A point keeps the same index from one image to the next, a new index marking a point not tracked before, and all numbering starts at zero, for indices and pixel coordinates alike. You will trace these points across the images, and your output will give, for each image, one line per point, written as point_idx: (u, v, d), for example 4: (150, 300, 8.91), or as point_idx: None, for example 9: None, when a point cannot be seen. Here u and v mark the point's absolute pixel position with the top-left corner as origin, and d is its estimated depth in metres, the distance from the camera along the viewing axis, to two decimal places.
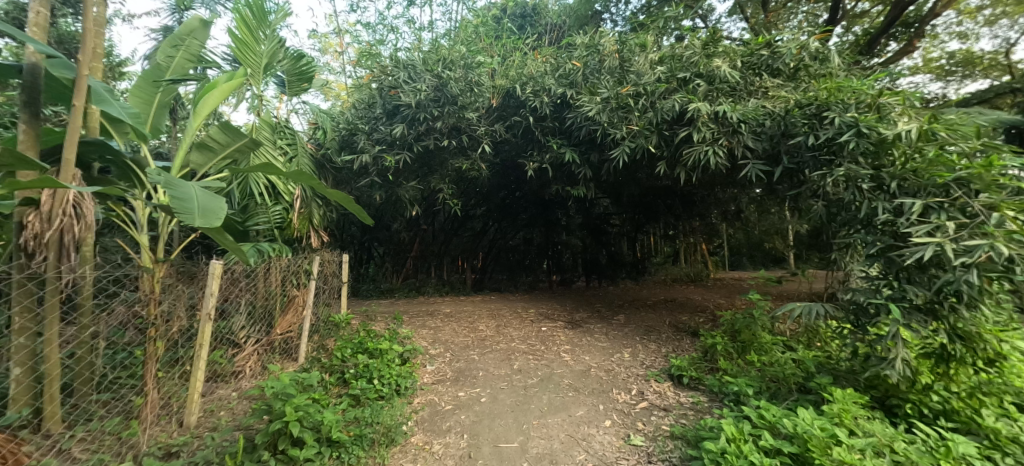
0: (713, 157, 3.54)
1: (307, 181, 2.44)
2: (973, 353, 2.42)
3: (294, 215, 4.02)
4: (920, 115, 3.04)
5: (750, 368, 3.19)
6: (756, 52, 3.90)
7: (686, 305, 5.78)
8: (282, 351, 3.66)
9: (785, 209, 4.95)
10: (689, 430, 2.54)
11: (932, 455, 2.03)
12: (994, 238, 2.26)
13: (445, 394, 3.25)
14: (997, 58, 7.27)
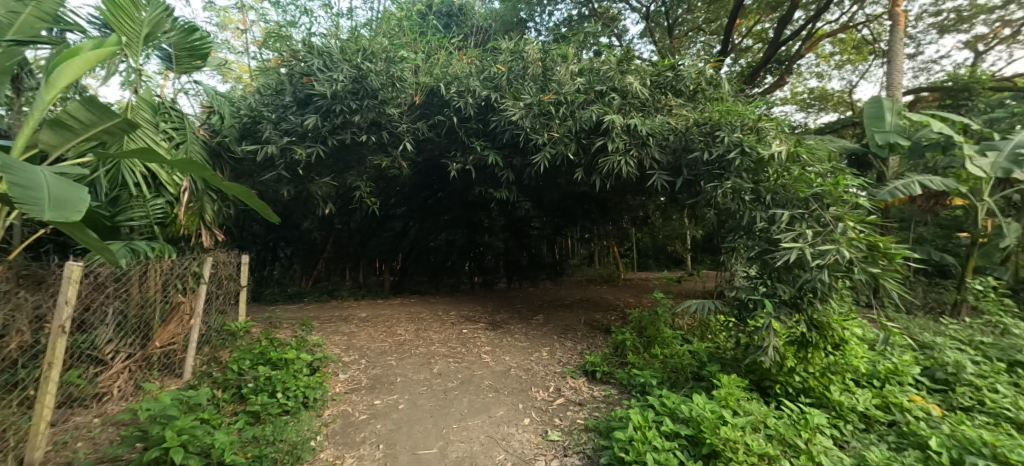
0: (624, 166, 3.92)
1: (198, 171, 2.12)
2: (825, 339, 2.90)
3: (181, 210, 3.51)
4: (787, 140, 3.61)
5: (653, 360, 3.50)
6: (663, 73, 4.32)
7: (594, 304, 6.14)
8: (163, 368, 3.18)
9: (686, 215, 5.49)
10: (601, 422, 2.69)
11: (795, 427, 2.42)
12: (840, 244, 2.79)
13: (359, 404, 3.09)
14: (844, 96, 8.90)
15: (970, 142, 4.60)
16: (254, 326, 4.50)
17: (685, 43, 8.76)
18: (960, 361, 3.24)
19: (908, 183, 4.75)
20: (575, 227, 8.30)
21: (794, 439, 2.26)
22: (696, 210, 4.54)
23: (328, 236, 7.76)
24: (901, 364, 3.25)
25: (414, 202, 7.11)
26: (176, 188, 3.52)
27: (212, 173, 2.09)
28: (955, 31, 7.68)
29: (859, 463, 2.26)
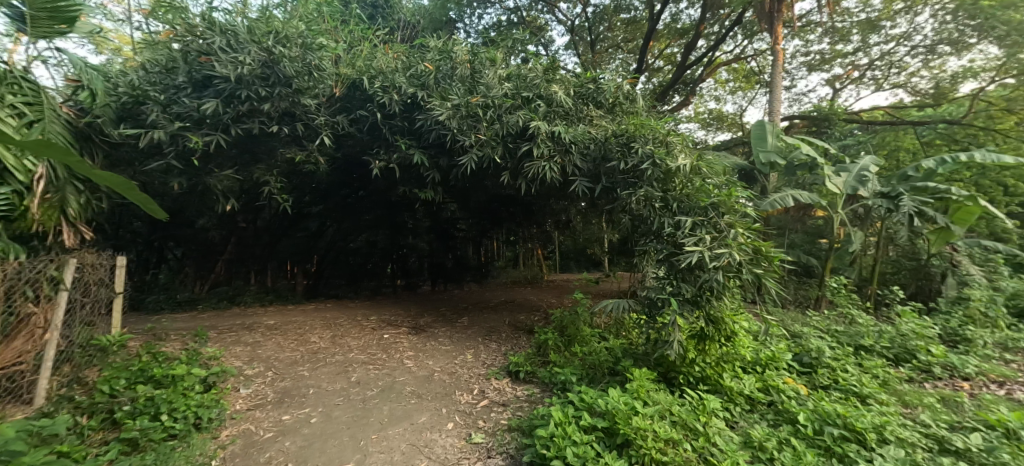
0: (547, 172, 4.04)
1: (61, 158, 1.73)
2: (720, 332, 3.27)
3: (34, 202, 2.95)
4: (692, 154, 4.02)
5: (573, 357, 3.69)
6: (585, 85, 4.60)
7: (516, 305, 6.33)
8: (5, 393, 2.65)
9: (604, 220, 5.92)
10: (523, 421, 2.75)
11: (695, 413, 2.69)
12: (732, 248, 3.20)
13: (265, 421, 2.85)
14: (737, 118, 10.12)
15: (828, 164, 5.52)
16: (133, 339, 3.95)
17: (606, 58, 9.36)
18: (821, 347, 3.86)
19: (784, 196, 5.60)
20: (498, 230, 8.44)
21: (694, 423, 2.52)
22: (613, 216, 4.82)
23: (229, 235, 7.23)
24: (778, 351, 3.77)
25: (330, 200, 6.69)
26: (28, 176, 2.97)
27: (78, 160, 1.71)
28: (820, 69, 9.10)
29: (744, 441, 2.60)
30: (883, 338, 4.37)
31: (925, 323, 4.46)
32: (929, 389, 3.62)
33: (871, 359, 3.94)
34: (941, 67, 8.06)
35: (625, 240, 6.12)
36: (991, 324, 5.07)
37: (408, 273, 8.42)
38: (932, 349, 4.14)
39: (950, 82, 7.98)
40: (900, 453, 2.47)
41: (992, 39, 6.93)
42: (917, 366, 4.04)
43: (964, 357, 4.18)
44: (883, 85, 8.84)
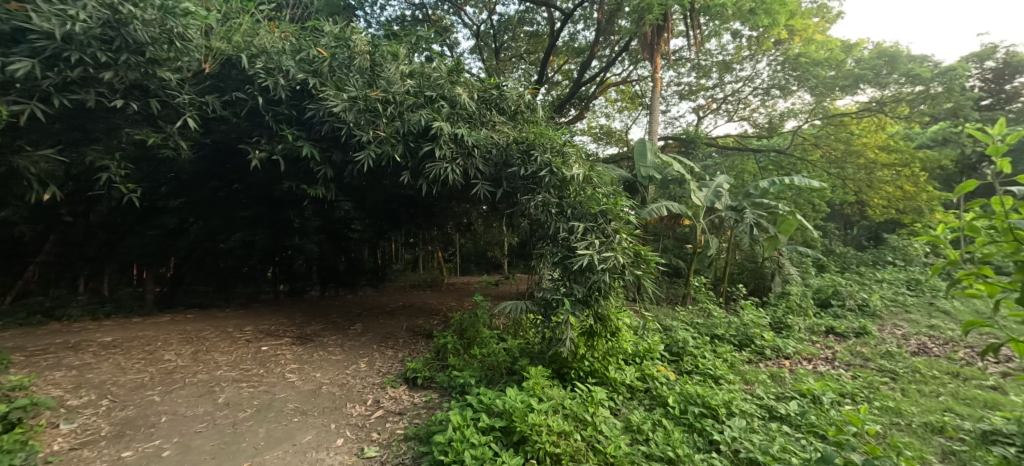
0: (450, 173, 4.34)
1: None
2: (606, 328, 3.68)
3: None
4: (584, 165, 4.50)
5: (472, 360, 4.03)
6: (488, 90, 5.00)
7: (418, 308, 7.09)
8: None
9: (504, 223, 6.39)
10: (420, 430, 2.99)
11: (585, 404, 3.05)
12: (616, 250, 3.65)
13: (101, 458, 2.73)
14: (623, 134, 11.64)
15: (694, 180, 6.93)
16: None
17: (510, 67, 10.41)
18: (685, 338, 4.61)
19: (659, 207, 6.85)
20: (399, 231, 8.65)
21: (583, 414, 2.90)
22: (512, 220, 5.23)
23: (46, 232, 6.30)
24: (653, 343, 4.36)
25: (193, 193, 6.36)
26: None
27: None
28: (689, 98, 10.73)
29: (625, 425, 3.00)
30: (731, 327, 5.56)
31: (759, 315, 5.77)
32: (760, 369, 4.48)
33: (722, 346, 4.90)
34: (772, 106, 10.05)
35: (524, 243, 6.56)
36: (802, 313, 6.56)
37: (293, 278, 8.41)
38: (764, 335, 5.35)
39: (777, 118, 9.98)
40: (742, 422, 3.05)
41: (807, 88, 9.13)
42: (754, 349, 5.17)
43: (786, 340, 5.48)
44: (733, 116, 10.64)
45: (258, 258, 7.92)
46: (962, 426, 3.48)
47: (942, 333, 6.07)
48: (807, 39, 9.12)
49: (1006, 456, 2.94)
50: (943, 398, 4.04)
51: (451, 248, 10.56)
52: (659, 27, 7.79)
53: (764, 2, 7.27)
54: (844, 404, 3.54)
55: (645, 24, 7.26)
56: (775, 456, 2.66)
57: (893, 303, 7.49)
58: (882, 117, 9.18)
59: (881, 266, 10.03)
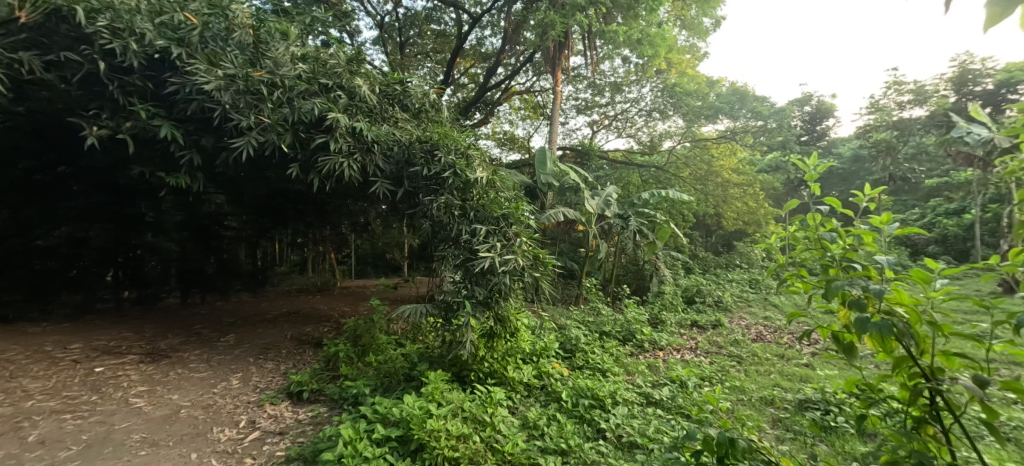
0: (348, 168, 4.51)
1: None
2: (505, 328, 4.60)
3: None
4: (488, 168, 5.17)
5: (368, 367, 4.51)
6: (392, 85, 5.27)
7: (304, 317, 7.12)
8: None
9: (405, 224, 6.41)
10: (306, 448, 3.17)
11: (484, 405, 3.79)
12: (515, 252, 4.53)
13: None
14: (525, 142, 12.17)
15: (588, 189, 7.79)
16: None
17: (415, 63, 10.33)
18: (578, 336, 5.71)
19: (557, 213, 7.57)
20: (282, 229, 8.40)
21: (482, 416, 3.56)
22: (412, 220, 5.56)
23: None
24: (549, 342, 5.41)
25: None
26: None
27: None
28: (585, 113, 11.61)
29: (524, 423, 3.74)
30: (618, 324, 6.56)
31: (639, 313, 6.94)
32: (640, 360, 5.60)
33: (609, 342, 5.95)
34: (653, 127, 11.33)
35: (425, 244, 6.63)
36: (673, 308, 7.89)
37: (143, 284, 7.57)
38: (643, 330, 6.36)
39: (657, 138, 11.31)
40: (625, 410, 3.98)
41: (680, 115, 10.65)
42: (636, 343, 6.12)
43: (661, 334, 6.51)
44: (622, 133, 11.70)
45: (93, 259, 6.91)
46: (785, 398, 4.37)
47: (773, 322, 7.48)
48: (681, 71, 10.67)
49: (813, 419, 3.79)
50: (773, 376, 5.00)
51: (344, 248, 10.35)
52: (560, 43, 8.40)
53: (648, 35, 8.36)
54: (702, 387, 4.61)
55: (549, 38, 7.86)
56: (650, 437, 3.56)
57: (739, 299, 9.07)
58: (733, 143, 11.02)
59: (731, 268, 12.04)
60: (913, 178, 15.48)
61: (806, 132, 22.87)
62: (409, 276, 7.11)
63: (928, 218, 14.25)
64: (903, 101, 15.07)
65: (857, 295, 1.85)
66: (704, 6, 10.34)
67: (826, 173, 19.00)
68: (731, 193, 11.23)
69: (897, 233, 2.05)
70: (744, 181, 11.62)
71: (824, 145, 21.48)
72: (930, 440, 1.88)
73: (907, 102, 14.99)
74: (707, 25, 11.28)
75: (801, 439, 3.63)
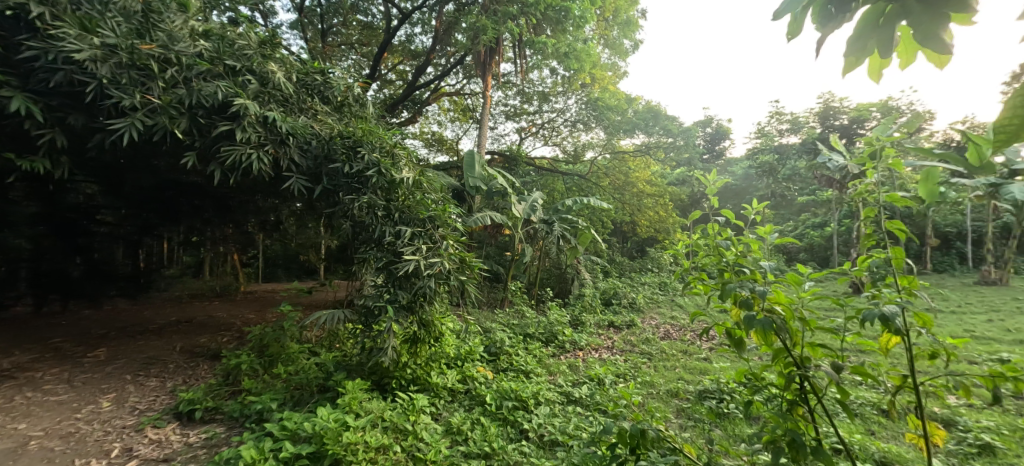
0: (257, 161, 4.14)
1: None
2: (429, 333, 4.50)
3: None
4: (414, 168, 5.05)
5: (276, 380, 4.18)
6: (311, 74, 4.98)
7: (201, 325, 6.45)
8: None
9: (321, 223, 6.04)
10: None
11: (406, 414, 3.69)
12: (442, 255, 4.46)
13: None
14: (453, 143, 12.07)
15: (514, 194, 7.89)
16: None
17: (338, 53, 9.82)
18: (502, 338, 5.72)
19: (483, 216, 7.58)
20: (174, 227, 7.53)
21: (403, 424, 3.47)
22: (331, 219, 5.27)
23: None
24: (473, 345, 5.38)
25: None
26: None
27: None
28: (514, 119, 11.76)
29: (447, 429, 3.67)
30: (541, 326, 6.69)
31: (562, 316, 7.14)
32: (561, 360, 5.74)
33: (532, 343, 6.05)
34: (577, 137, 11.76)
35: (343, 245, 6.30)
36: (592, 310, 8.21)
37: None
38: (564, 331, 6.54)
39: (581, 148, 11.71)
40: (546, 409, 4.05)
41: (602, 126, 11.21)
42: (557, 344, 6.28)
43: (580, 335, 6.73)
44: (548, 141, 12.00)
45: None
46: (688, 389, 4.71)
47: (680, 321, 8.08)
48: (604, 87, 11.21)
49: (710, 407, 4.12)
50: (678, 369, 5.38)
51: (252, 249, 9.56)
52: (490, 48, 8.45)
53: (575, 49, 8.73)
54: (617, 383, 4.82)
55: (479, 42, 7.87)
56: (569, 433, 3.64)
57: (651, 301, 9.68)
58: (648, 158, 11.84)
59: (645, 272, 12.84)
60: (791, 196, 17.71)
61: (707, 150, 25.13)
62: (325, 279, 6.72)
63: (802, 230, 16.35)
64: (787, 127, 17.19)
65: (746, 295, 2.03)
66: (625, 28, 11.02)
67: (723, 188, 21.02)
68: (645, 203, 11.99)
69: (777, 242, 2.30)
70: (657, 192, 12.48)
71: (723, 163, 23.74)
72: (801, 419, 2.12)
73: (791, 128, 17.08)
74: (628, 45, 12.03)
75: (701, 425, 3.93)
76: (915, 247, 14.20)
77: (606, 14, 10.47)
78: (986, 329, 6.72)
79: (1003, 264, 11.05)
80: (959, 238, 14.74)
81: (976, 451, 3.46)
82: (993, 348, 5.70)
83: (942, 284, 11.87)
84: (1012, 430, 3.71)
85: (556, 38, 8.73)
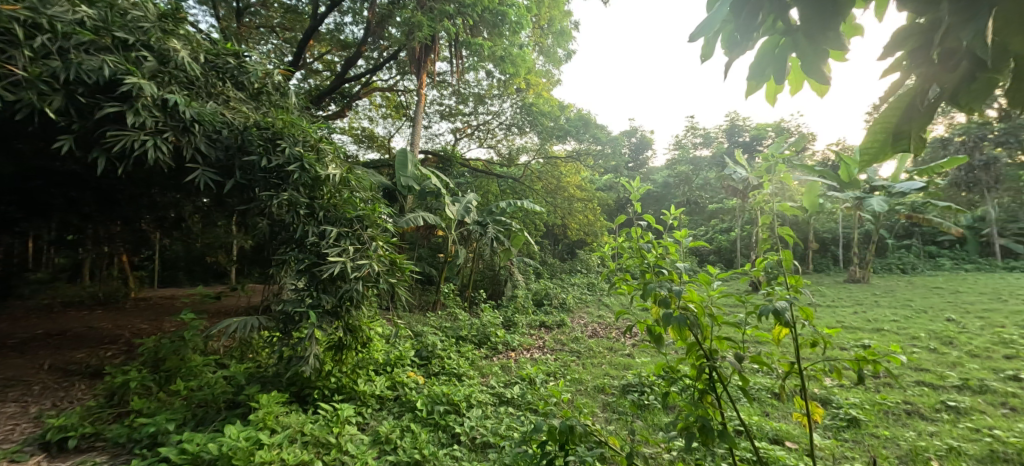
0: (152, 148, 3.70)
1: None
2: (356, 339, 4.29)
3: None
4: (342, 165, 4.80)
5: (175, 398, 3.76)
6: (223, 56, 4.56)
7: (80, 338, 5.66)
8: None
9: (233, 221, 5.53)
10: None
11: (329, 426, 3.50)
12: (371, 258, 4.28)
13: None
14: (385, 141, 11.67)
15: (448, 195, 7.77)
16: None
17: (256, 37, 9.08)
18: (434, 342, 5.59)
19: (415, 216, 7.39)
20: (45, 223, 6.38)
21: (326, 438, 3.31)
22: (245, 216, 4.86)
23: None
24: (403, 350, 5.21)
25: None
26: None
27: None
28: (448, 119, 11.63)
29: (374, 438, 3.52)
30: (473, 329, 6.63)
31: (495, 317, 7.13)
32: (494, 361, 5.72)
33: (464, 346, 5.98)
34: (511, 141, 11.86)
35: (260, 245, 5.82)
36: (524, 311, 8.29)
37: None
38: (496, 332, 6.53)
39: (515, 151, 11.93)
40: (478, 411, 4.01)
41: (536, 131, 11.42)
42: (489, 345, 6.26)
43: (513, 335, 6.77)
44: (483, 143, 12.00)
45: None
46: (613, 384, 4.88)
47: (606, 319, 8.40)
48: (538, 93, 11.39)
49: (633, 400, 4.30)
50: (604, 366, 5.58)
51: (149, 250, 8.55)
52: (426, 46, 8.31)
53: (510, 54, 8.79)
54: (547, 381, 4.90)
55: (414, 39, 7.68)
56: (501, 434, 3.62)
57: (579, 301, 10.00)
58: (578, 163, 12.24)
59: (574, 273, 13.25)
60: (704, 203, 19.18)
61: (631, 159, 26.43)
62: (238, 282, 6.16)
63: (711, 234, 17.72)
64: None
65: (664, 294, 2.13)
66: (559, 38, 11.30)
67: (645, 194, 22.18)
68: (575, 207, 12.37)
69: (691, 245, 2.46)
70: (586, 197, 12.93)
71: (646, 171, 25.11)
72: (710, 406, 2.28)
73: None
74: (562, 54, 12.36)
75: (624, 418, 4.09)
76: (802, 250, 15.95)
77: (542, 22, 10.66)
78: (856, 320, 7.71)
79: (867, 264, 12.82)
80: (835, 243, 16.88)
81: (846, 423, 3.94)
82: (859, 335, 6.56)
83: (822, 283, 13.46)
84: (873, 404, 4.27)
85: (492, 40, 8.80)
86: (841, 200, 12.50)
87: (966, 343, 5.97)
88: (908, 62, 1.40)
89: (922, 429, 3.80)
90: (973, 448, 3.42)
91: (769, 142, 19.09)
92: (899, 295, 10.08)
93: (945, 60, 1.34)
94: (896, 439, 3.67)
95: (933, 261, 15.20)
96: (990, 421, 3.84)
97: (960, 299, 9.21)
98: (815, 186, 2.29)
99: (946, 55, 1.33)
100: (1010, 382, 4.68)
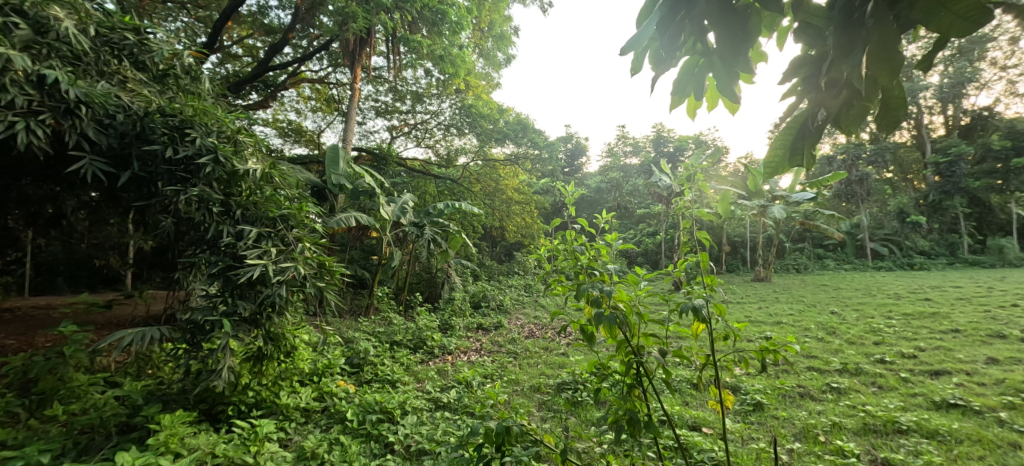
0: (23, 132, 3.23)
1: None
2: (278, 349, 4.00)
3: None
4: (263, 160, 4.46)
5: (51, 425, 3.26)
6: (120, 33, 4.07)
7: None
8: None
9: (130, 219, 4.95)
10: None
11: (245, 445, 3.24)
12: (298, 261, 4.01)
13: None
14: (313, 136, 11.08)
15: (383, 195, 7.49)
16: None
17: (163, 12, 8.23)
18: (366, 348, 5.32)
19: (347, 217, 7.05)
20: None
21: (242, 457, 3.07)
22: (144, 214, 4.35)
23: None
24: (333, 358, 4.93)
25: None
26: None
27: None
28: (384, 116, 11.28)
29: (298, 455, 3.30)
30: (408, 333, 6.44)
31: (431, 320, 6.96)
32: (430, 366, 5.59)
33: (399, 351, 5.79)
34: (449, 141, 11.79)
35: (163, 247, 5.23)
36: (461, 313, 8.20)
37: None
38: (432, 336, 6.39)
39: (453, 152, 11.94)
40: (413, 418, 3.88)
41: (475, 133, 11.37)
42: (426, 349, 6.12)
43: (449, 338, 6.66)
44: (421, 143, 11.79)
45: None
46: (548, 383, 4.94)
47: (542, 320, 8.53)
48: (477, 94, 11.33)
49: (567, 397, 4.37)
50: (540, 365, 5.64)
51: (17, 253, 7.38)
52: (361, 39, 8.03)
53: (450, 53, 8.67)
54: (484, 384, 4.83)
55: (347, 30, 7.36)
56: (437, 440, 3.52)
57: (516, 302, 10.08)
58: (517, 167, 12.30)
59: (512, 274, 13.35)
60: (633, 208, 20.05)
61: (568, 164, 27.02)
62: (136, 288, 5.48)
63: (639, 236, 18.59)
64: None
65: (597, 295, 2.17)
66: (498, 41, 11.31)
67: (580, 199, 22.90)
68: (513, 209, 12.43)
69: (620, 248, 2.54)
70: (524, 199, 13.12)
71: (581, 177, 25.88)
72: (637, 399, 2.33)
73: None
74: (502, 59, 12.42)
75: (558, 415, 4.15)
76: (717, 253, 17.20)
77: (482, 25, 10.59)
78: (761, 315, 8.42)
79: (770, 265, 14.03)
80: (745, 246, 18.40)
81: (751, 408, 4.25)
82: (763, 329, 7.19)
83: (733, 282, 14.62)
84: (773, 389, 4.67)
85: (430, 38, 8.65)
86: (749, 207, 13.62)
87: (846, 332, 6.74)
88: (804, 87, 1.76)
89: (811, 408, 4.20)
90: (850, 422, 3.84)
91: (692, 152, 20.46)
92: (796, 292, 11.17)
93: (829, 88, 1.69)
94: (791, 419, 4.02)
95: (823, 261, 17.08)
96: (864, 399, 4.33)
97: (843, 294, 10.42)
98: (727, 195, 2.46)
99: (831, 84, 1.68)
100: (878, 363, 5.32)
